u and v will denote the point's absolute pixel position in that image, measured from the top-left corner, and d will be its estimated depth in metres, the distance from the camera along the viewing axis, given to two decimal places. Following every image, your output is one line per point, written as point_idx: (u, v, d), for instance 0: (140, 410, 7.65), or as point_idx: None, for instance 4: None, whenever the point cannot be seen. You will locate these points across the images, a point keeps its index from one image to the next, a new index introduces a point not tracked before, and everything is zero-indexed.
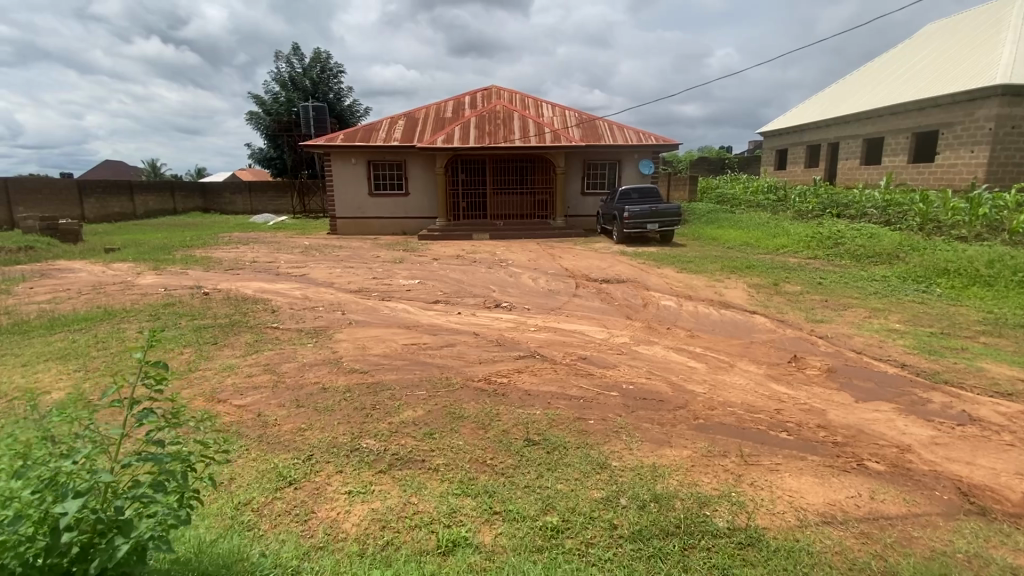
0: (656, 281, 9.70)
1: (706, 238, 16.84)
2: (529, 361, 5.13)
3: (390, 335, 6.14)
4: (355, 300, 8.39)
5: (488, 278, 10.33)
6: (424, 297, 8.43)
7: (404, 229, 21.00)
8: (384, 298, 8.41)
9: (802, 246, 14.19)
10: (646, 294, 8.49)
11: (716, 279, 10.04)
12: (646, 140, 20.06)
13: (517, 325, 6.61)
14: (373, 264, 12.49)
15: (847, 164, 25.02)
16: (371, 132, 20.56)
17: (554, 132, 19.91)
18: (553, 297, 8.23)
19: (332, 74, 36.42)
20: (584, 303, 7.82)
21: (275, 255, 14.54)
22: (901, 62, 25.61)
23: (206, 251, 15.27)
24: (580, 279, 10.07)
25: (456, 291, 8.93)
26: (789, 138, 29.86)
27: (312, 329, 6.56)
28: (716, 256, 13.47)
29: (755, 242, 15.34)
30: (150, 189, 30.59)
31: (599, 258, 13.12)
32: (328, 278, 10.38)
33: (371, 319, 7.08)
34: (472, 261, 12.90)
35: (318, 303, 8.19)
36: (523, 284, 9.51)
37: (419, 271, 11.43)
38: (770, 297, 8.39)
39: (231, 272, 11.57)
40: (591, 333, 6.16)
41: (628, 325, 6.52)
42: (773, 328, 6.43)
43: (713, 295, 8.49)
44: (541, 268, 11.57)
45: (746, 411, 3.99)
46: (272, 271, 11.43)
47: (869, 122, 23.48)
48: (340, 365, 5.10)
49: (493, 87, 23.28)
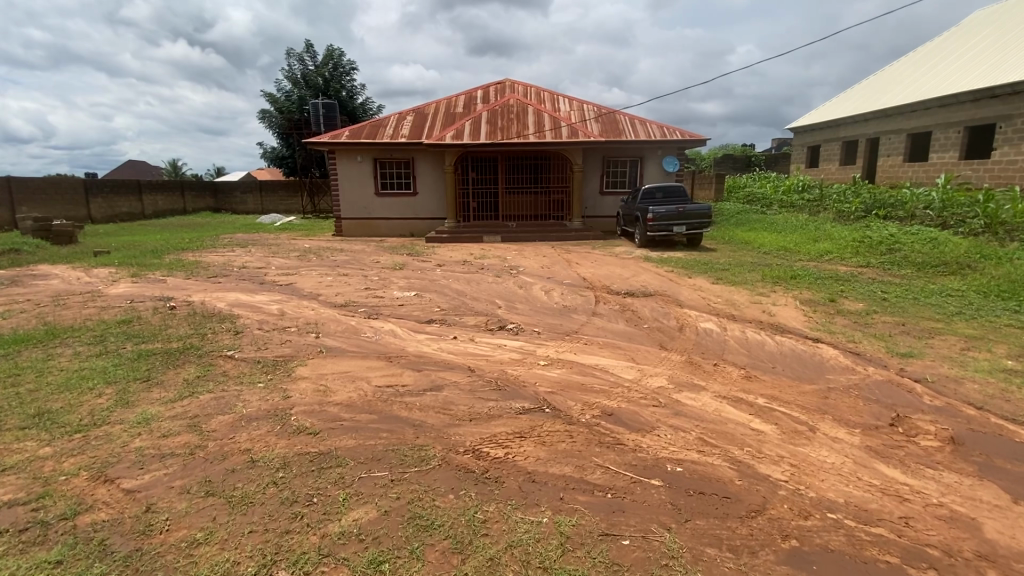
0: (689, 295, 8.33)
1: (738, 241, 15.38)
2: (536, 418, 3.83)
3: (365, 371, 4.90)
4: (336, 317, 7.21)
5: (495, 290, 9.07)
6: (417, 315, 7.20)
7: (412, 230, 19.85)
8: (372, 315, 7.23)
9: (848, 251, 12.68)
10: (679, 313, 7.14)
11: (759, 292, 8.65)
12: (671, 135, 18.62)
13: (525, 358, 5.30)
14: (370, 271, 11.34)
15: (888, 161, 23.16)
16: (377, 128, 19.49)
17: (571, 127, 18.57)
18: (569, 316, 6.92)
19: (345, 71, 35.63)
20: (606, 325, 6.50)
21: (269, 259, 13.50)
22: (950, 50, 23.60)
23: (198, 254, 14.32)
24: (600, 291, 8.76)
25: (455, 306, 7.69)
26: (822, 134, 27.98)
27: (274, 359, 5.38)
28: (752, 263, 12.06)
29: (792, 247, 13.89)
30: (159, 188, 30.04)
31: (621, 265, 11.80)
32: (315, 289, 9.25)
33: (350, 345, 5.87)
34: (479, 268, 11.66)
35: (294, 320, 7.05)
36: (535, 299, 8.22)
37: (418, 279, 10.24)
38: (832, 318, 6.98)
39: (214, 279, 10.54)
40: (618, 372, 4.83)
41: (665, 359, 5.17)
42: (850, 366, 5.02)
43: (759, 314, 7.13)
44: (556, 278, 10.31)
45: (860, 527, 2.66)
46: (258, 279, 10.34)
47: (914, 116, 21.63)
48: (287, 420, 3.87)
49: (507, 81, 22.03)
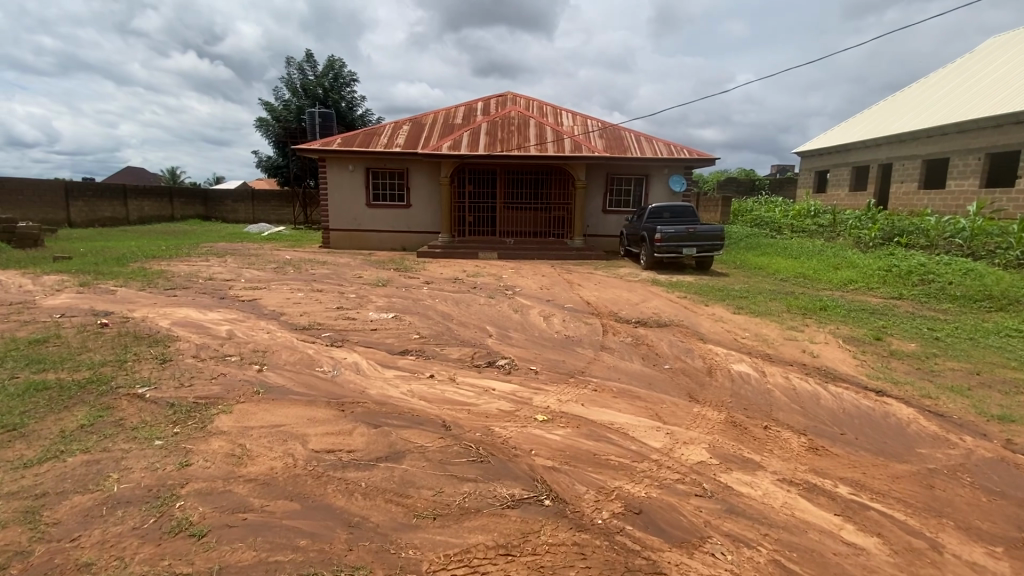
0: (712, 328, 7.15)
1: (751, 266, 14.33)
2: (532, 517, 2.64)
3: (303, 426, 3.68)
4: (293, 343, 6.00)
5: (485, 314, 7.88)
6: (390, 343, 5.99)
7: (403, 244, 18.75)
8: (337, 343, 6.02)
9: (874, 281, 11.63)
10: (704, 350, 5.97)
11: (791, 326, 7.53)
12: (679, 153, 17.74)
13: (517, 409, 4.10)
14: (348, 287, 10.15)
15: (902, 187, 22.32)
16: (371, 136, 18.52)
17: (575, 141, 17.64)
18: (573, 351, 5.72)
19: (346, 82, 34.96)
20: (619, 364, 5.31)
21: (243, 270, 12.33)
22: (964, 77, 23.00)
23: (167, 263, 13.12)
24: (606, 319, 7.58)
25: (438, 333, 6.48)
26: (831, 159, 27.19)
27: (193, 401, 4.16)
28: (771, 291, 10.99)
29: (811, 274, 12.83)
30: (146, 193, 28.94)
31: (627, 289, 10.68)
32: (279, 307, 8.04)
33: (296, 384, 4.64)
34: (472, 288, 10.51)
35: (242, 346, 5.84)
36: (532, 326, 7.03)
37: (401, 298, 9.05)
38: (887, 361, 5.84)
39: (171, 292, 9.34)
40: (640, 437, 3.63)
41: (701, 418, 3.98)
42: (942, 436, 3.85)
43: (799, 354, 5.98)
44: (556, 301, 9.16)
45: None
46: (220, 294, 9.14)
47: (930, 141, 20.86)
48: (169, 510, 2.66)
49: (510, 93, 21.20)
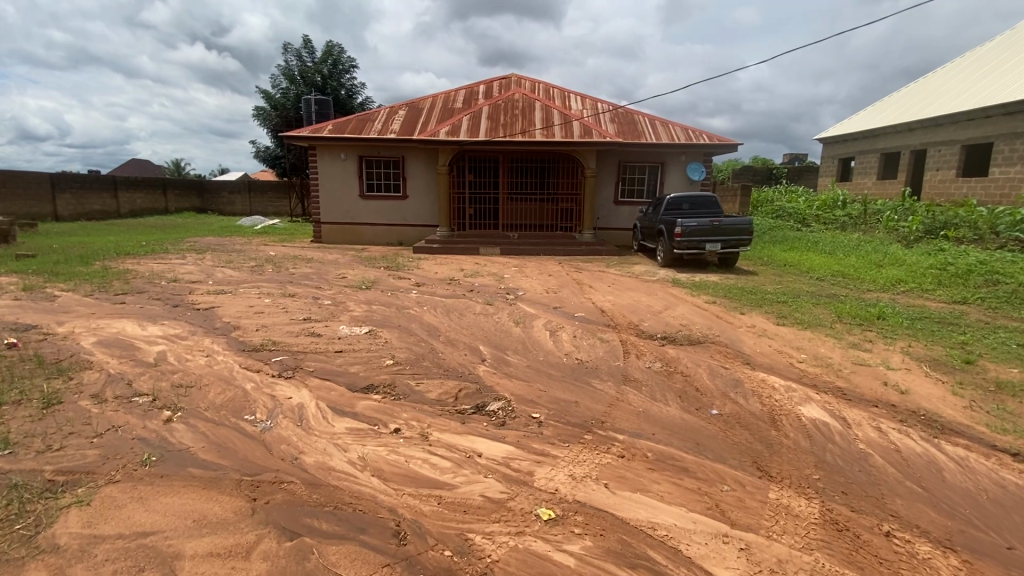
0: (758, 348, 5.78)
1: (780, 263, 12.91)
2: None
3: (180, 540, 2.40)
4: (232, 373, 4.73)
5: (480, 327, 6.54)
6: (354, 373, 4.69)
7: (400, 238, 17.46)
8: (287, 373, 4.73)
9: (926, 281, 10.20)
10: (757, 385, 4.62)
11: (853, 343, 6.15)
12: (698, 139, 16.24)
13: (509, 496, 2.80)
14: (326, 291, 8.87)
15: (937, 175, 20.64)
16: (365, 122, 17.17)
17: (584, 125, 16.18)
18: (587, 385, 4.38)
19: (346, 69, 33.51)
20: (651, 408, 3.96)
21: (216, 270, 11.08)
22: (1008, 55, 21.15)
23: (136, 262, 11.92)
24: (626, 335, 6.23)
25: (417, 356, 5.16)
26: (856, 145, 25.42)
27: (45, 480, 2.92)
28: (812, 294, 9.58)
29: (850, 273, 11.39)
30: (138, 185, 27.70)
31: (646, 292, 9.30)
32: (235, 318, 6.78)
33: (209, 444, 3.37)
34: (469, 291, 9.17)
35: (164, 377, 4.58)
36: (536, 344, 5.69)
37: (384, 305, 7.74)
38: (1000, 400, 4.45)
39: (122, 297, 8.14)
40: (700, 560, 2.34)
41: (785, 518, 2.66)
42: None
43: (883, 389, 4.60)
44: (566, 308, 7.81)
45: None
46: (176, 300, 7.87)
47: (971, 125, 19.11)
48: None
49: (513, 76, 19.70)
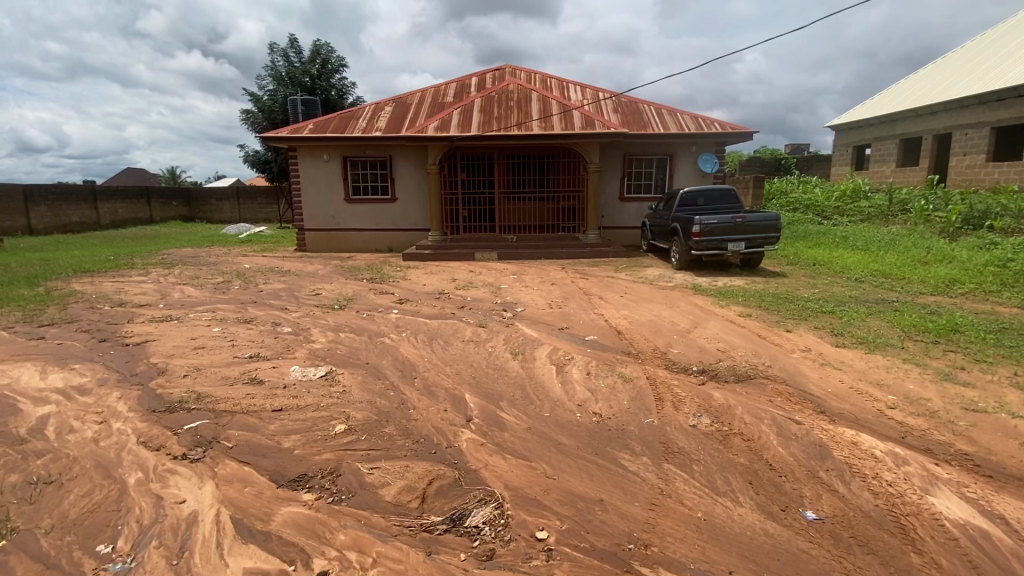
0: (829, 386, 4.43)
1: (809, 262, 11.56)
2: None
3: None
4: (120, 454, 3.41)
5: (470, 362, 5.21)
6: (288, 450, 3.36)
7: (389, 244, 16.15)
8: (194, 454, 3.38)
9: (986, 281, 8.82)
10: (852, 453, 3.27)
11: (946, 372, 4.78)
12: (710, 127, 14.85)
13: None
14: (293, 313, 7.55)
15: (965, 160, 19.19)
16: (348, 120, 15.83)
17: (585, 115, 14.80)
18: (615, 469, 3.04)
19: (335, 68, 32.18)
20: (713, 511, 2.64)
21: (176, 289, 9.75)
22: None
23: (90, 281, 10.63)
24: (654, 369, 4.90)
25: (379, 415, 3.83)
26: (872, 131, 23.96)
27: None
28: (859, 300, 8.24)
29: (892, 272, 10.03)
30: (120, 195, 26.34)
31: (667, 304, 7.97)
32: (165, 358, 5.43)
33: None
34: (461, 309, 7.83)
35: (17, 468, 3.27)
36: (541, 390, 4.35)
37: (355, 332, 6.40)
38: None
39: (45, 330, 6.80)
40: None
41: None
42: None
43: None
44: (575, 330, 6.46)
45: None
46: (108, 332, 6.54)
47: (1002, 104, 17.66)
48: None
49: (507, 66, 18.32)
